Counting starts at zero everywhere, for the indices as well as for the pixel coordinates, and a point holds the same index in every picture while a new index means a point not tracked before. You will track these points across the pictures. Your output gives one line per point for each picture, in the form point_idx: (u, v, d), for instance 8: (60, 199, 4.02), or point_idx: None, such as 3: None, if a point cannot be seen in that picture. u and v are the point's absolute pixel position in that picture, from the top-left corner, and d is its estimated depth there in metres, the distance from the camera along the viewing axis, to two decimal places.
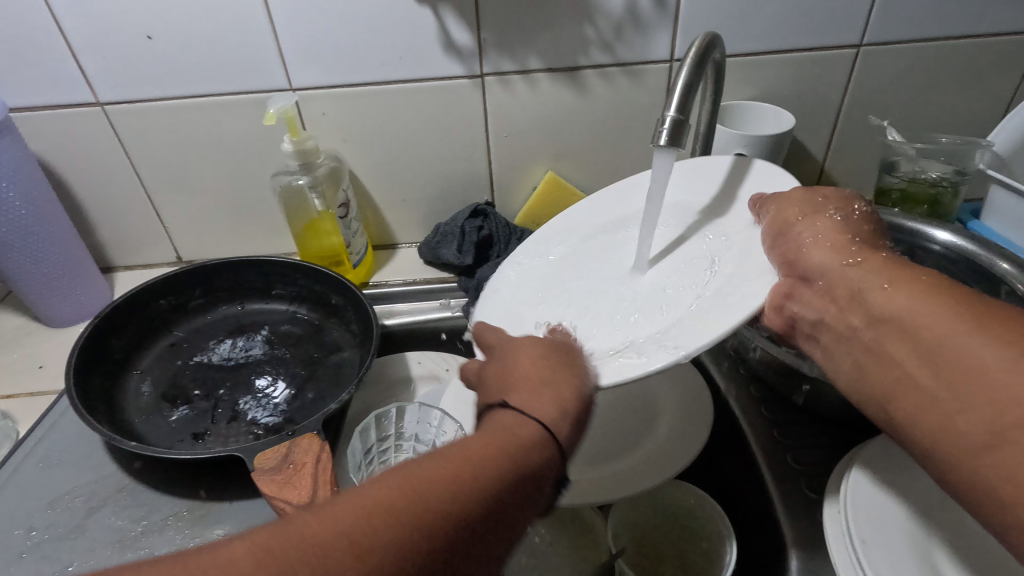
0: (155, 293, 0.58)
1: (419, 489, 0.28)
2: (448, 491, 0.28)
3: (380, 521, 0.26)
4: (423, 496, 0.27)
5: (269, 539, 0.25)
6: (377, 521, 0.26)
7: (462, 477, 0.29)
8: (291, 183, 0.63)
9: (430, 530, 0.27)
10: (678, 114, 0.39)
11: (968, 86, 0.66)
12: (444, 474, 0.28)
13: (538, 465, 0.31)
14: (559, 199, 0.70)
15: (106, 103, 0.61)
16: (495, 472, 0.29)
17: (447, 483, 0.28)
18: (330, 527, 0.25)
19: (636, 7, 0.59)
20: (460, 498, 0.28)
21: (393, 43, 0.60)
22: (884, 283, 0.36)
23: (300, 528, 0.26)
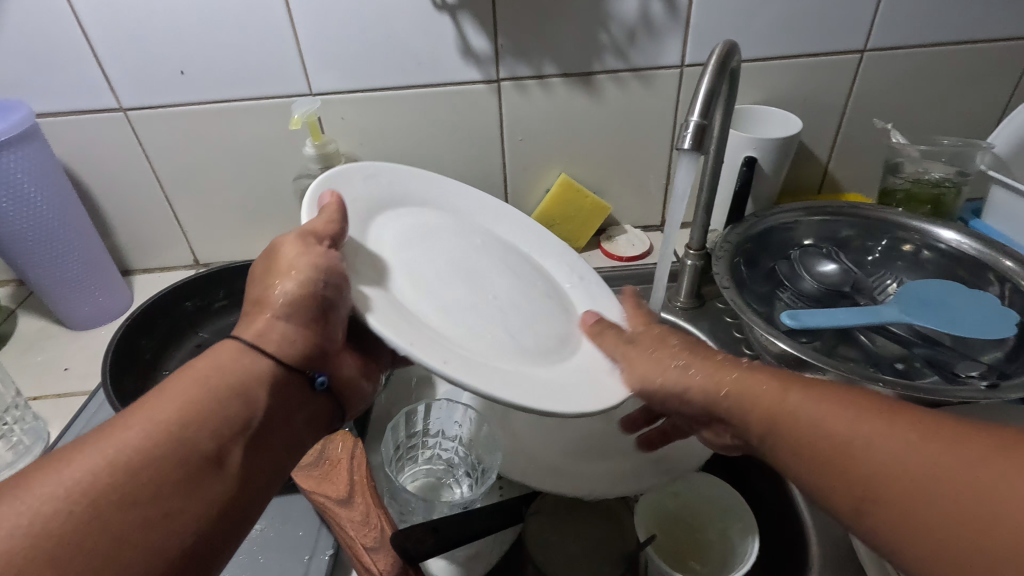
0: (181, 294, 0.59)
1: (182, 424, 0.30)
2: (122, 471, 0.28)
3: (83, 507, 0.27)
4: (115, 453, 0.28)
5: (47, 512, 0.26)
6: (67, 508, 0.27)
7: (199, 417, 0.31)
8: (312, 186, 0.65)
9: (159, 466, 0.29)
10: (701, 119, 0.40)
11: (966, 89, 0.68)
12: (117, 453, 0.28)
13: (211, 448, 0.31)
14: (572, 201, 0.71)
15: (129, 108, 0.62)
16: (201, 404, 0.32)
17: (151, 425, 0.30)
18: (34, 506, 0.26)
19: (648, 14, 0.61)
20: (179, 435, 0.30)
21: (412, 49, 0.61)
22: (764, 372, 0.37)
23: (54, 479, 0.27)
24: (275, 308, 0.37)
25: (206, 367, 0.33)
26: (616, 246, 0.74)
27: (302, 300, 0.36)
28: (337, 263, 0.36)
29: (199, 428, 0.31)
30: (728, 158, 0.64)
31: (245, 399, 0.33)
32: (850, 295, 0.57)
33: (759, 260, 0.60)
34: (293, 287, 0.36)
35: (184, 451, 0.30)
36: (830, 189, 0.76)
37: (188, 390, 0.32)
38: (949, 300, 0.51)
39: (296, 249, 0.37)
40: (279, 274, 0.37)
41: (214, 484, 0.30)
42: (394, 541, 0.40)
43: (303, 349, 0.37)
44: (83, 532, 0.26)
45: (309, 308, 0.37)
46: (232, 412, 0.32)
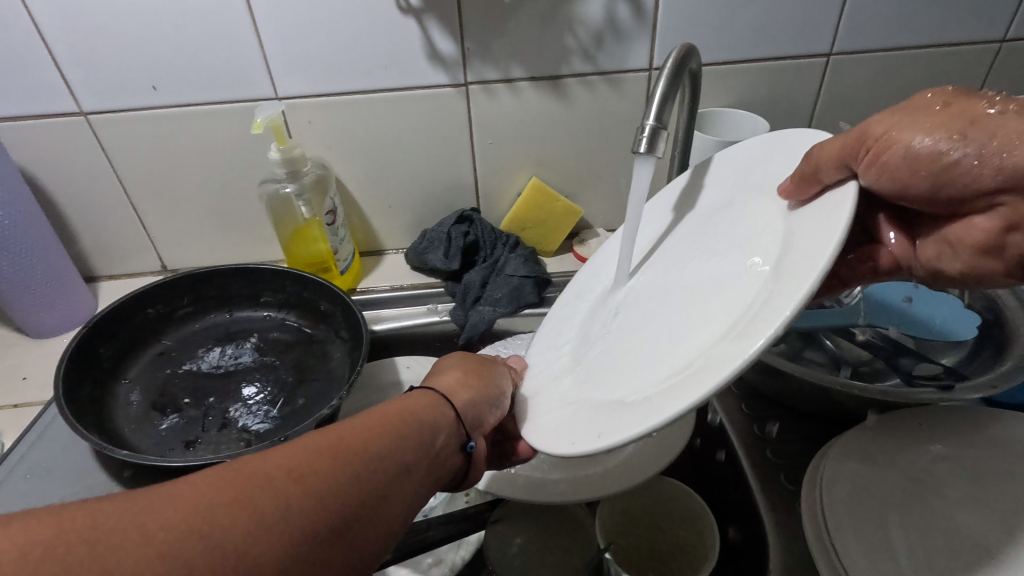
0: (143, 301, 0.58)
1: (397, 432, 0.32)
2: (342, 470, 0.28)
3: (310, 496, 0.26)
4: (339, 446, 0.29)
5: (273, 478, 0.26)
6: (296, 494, 0.26)
7: (395, 428, 0.32)
8: (278, 191, 0.64)
9: (377, 461, 0.29)
10: (656, 123, 0.40)
11: (931, 93, 0.69)
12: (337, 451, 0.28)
13: (409, 460, 0.31)
14: (543, 205, 0.71)
15: (90, 112, 0.61)
16: (396, 419, 0.32)
17: (372, 424, 0.31)
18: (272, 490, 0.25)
19: (615, 18, 0.61)
20: (391, 438, 0.31)
21: (379, 52, 0.61)
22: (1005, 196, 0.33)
23: (283, 461, 0.27)
24: (457, 388, 0.39)
25: (409, 400, 0.35)
26: (588, 249, 0.74)
27: (481, 397, 0.39)
28: (498, 391, 0.41)
29: (398, 445, 0.31)
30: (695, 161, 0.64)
31: (431, 427, 0.34)
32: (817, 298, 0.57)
33: None
34: (481, 388, 0.40)
35: (390, 451, 0.30)
36: None
37: (387, 414, 0.32)
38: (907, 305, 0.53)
39: (467, 372, 0.41)
40: (474, 373, 0.41)
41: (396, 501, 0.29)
42: None
43: (472, 418, 0.38)
44: (316, 523, 0.26)
45: (488, 400, 0.40)
46: (424, 440, 0.33)
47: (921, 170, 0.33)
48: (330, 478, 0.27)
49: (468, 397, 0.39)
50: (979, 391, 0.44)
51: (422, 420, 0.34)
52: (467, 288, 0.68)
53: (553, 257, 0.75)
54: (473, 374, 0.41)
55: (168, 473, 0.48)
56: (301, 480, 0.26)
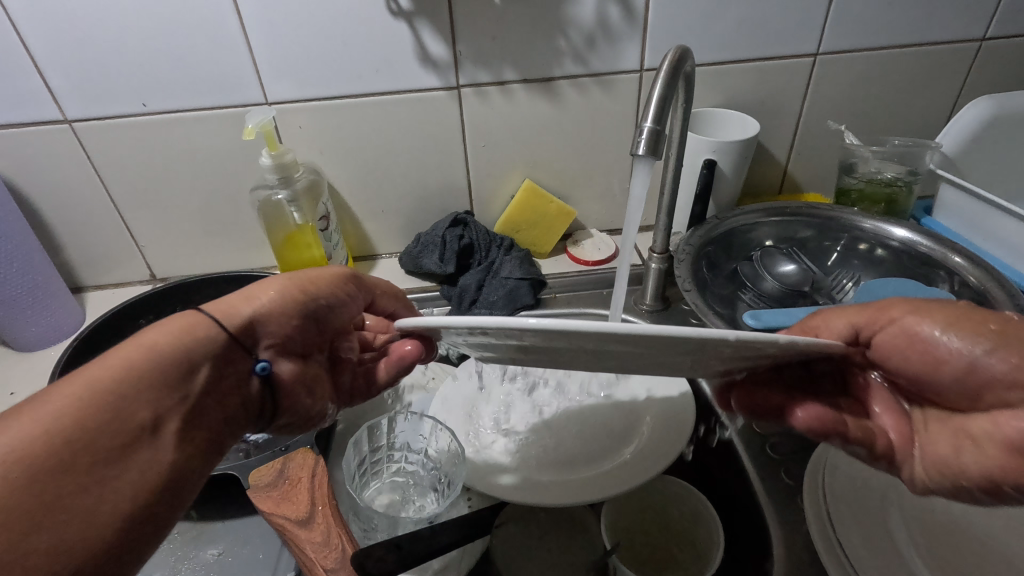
0: (134, 312, 0.57)
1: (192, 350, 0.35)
2: (54, 432, 0.28)
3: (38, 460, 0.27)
4: (70, 410, 0.29)
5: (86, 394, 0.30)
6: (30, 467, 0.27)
7: (193, 347, 0.35)
8: (270, 197, 0.63)
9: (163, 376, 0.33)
10: (655, 124, 0.40)
11: (915, 91, 0.70)
12: (54, 415, 0.29)
13: (150, 416, 0.31)
14: (537, 206, 0.71)
15: (74, 119, 0.60)
16: (181, 340, 0.35)
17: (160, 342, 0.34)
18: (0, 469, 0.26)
19: (605, 19, 0.61)
20: (183, 357, 0.34)
21: (370, 56, 0.60)
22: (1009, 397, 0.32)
23: (22, 433, 0.28)
24: (255, 303, 0.39)
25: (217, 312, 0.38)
26: (582, 250, 0.74)
27: (281, 313, 0.40)
28: (300, 307, 0.41)
29: (140, 387, 0.32)
30: (688, 160, 0.64)
31: (208, 347, 0.36)
32: (810, 294, 0.58)
33: (720, 262, 0.61)
34: (286, 300, 0.40)
35: (180, 364, 0.34)
36: (790, 190, 0.77)
37: (126, 355, 0.33)
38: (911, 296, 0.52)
39: (286, 282, 0.41)
40: (270, 285, 0.40)
41: (153, 449, 0.31)
42: (355, 562, 0.38)
43: (273, 338, 0.40)
44: (39, 497, 0.27)
45: (291, 318, 0.40)
46: (173, 372, 0.33)
47: (911, 344, 0.36)
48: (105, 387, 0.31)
49: (252, 315, 0.39)
50: None
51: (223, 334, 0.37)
52: (463, 291, 0.68)
53: (548, 258, 0.75)
54: (310, 278, 0.42)
55: None
56: (58, 453, 0.28)
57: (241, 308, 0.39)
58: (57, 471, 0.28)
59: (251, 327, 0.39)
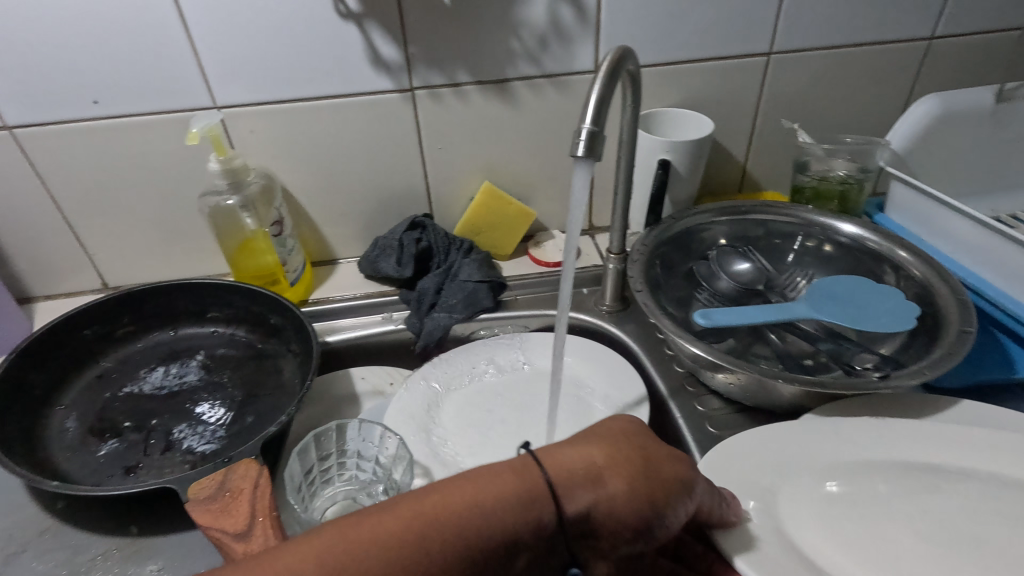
0: (77, 323, 0.55)
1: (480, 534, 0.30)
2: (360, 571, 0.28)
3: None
4: (429, 536, 0.29)
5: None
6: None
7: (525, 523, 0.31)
8: (220, 203, 0.62)
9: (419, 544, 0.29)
10: (593, 126, 0.40)
11: (867, 90, 0.71)
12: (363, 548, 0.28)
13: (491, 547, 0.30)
14: (496, 208, 0.70)
15: (15, 126, 0.58)
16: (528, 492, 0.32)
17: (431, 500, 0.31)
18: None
19: (558, 20, 0.61)
20: (409, 547, 0.29)
21: (320, 59, 0.59)
22: None
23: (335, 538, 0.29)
24: (580, 490, 0.33)
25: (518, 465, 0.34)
26: (543, 251, 0.74)
27: (615, 508, 0.33)
28: (669, 488, 0.35)
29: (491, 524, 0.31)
30: (643, 160, 0.64)
31: (538, 533, 0.32)
32: (763, 292, 0.58)
33: (675, 262, 0.60)
34: (631, 488, 0.34)
35: (461, 552, 0.30)
36: (750, 188, 0.78)
37: (452, 494, 0.31)
38: (859, 292, 0.52)
39: (605, 452, 0.35)
40: (615, 461, 0.35)
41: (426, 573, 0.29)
42: None
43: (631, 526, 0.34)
44: None
45: (621, 512, 0.33)
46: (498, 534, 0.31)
47: None
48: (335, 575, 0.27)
49: (587, 497, 0.33)
50: (914, 376, 0.44)
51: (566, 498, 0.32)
52: (422, 295, 0.67)
53: (509, 260, 0.75)
54: (585, 438, 0.37)
55: (104, 501, 0.45)
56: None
57: (563, 454, 0.35)
58: None
59: (587, 520, 0.33)
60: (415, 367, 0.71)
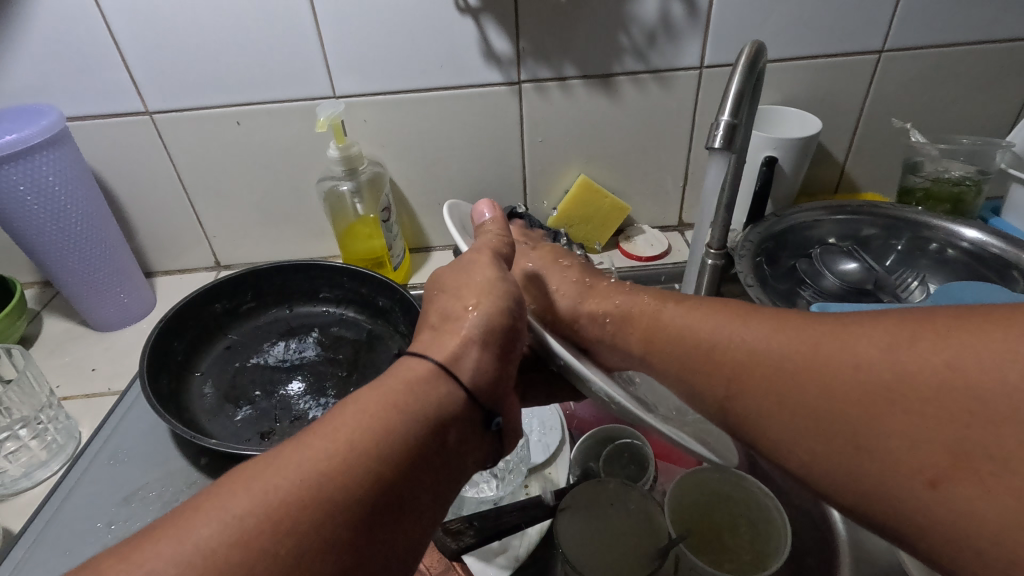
0: (210, 297, 0.60)
1: (782, 349, 0.35)
2: (351, 452, 0.28)
3: (318, 479, 0.27)
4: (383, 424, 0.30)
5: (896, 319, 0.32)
6: (310, 480, 0.27)
7: (767, 382, 0.35)
8: (335, 187, 0.65)
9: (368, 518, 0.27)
10: (731, 119, 0.41)
11: (982, 90, 0.68)
12: (348, 443, 0.28)
13: (409, 465, 0.29)
14: (591, 201, 0.72)
15: (155, 111, 0.63)
16: (388, 423, 0.29)
17: (331, 474, 0.27)
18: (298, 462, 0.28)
19: (668, 16, 0.61)
20: (372, 447, 0.28)
21: (436, 51, 0.62)
22: (853, 373, 0.32)
23: (355, 422, 0.29)
24: (468, 329, 0.36)
25: (380, 407, 0.30)
26: (634, 246, 0.75)
27: (494, 323, 0.37)
28: (500, 321, 0.37)
29: (389, 444, 0.29)
30: (748, 157, 0.64)
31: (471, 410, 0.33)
32: (873, 292, 0.57)
33: (780, 258, 0.60)
34: (487, 310, 0.37)
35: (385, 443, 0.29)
36: (847, 189, 0.76)
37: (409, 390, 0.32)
38: (987, 298, 0.50)
39: (485, 279, 0.39)
40: (473, 295, 0.38)
41: (406, 526, 0.29)
42: (437, 537, 0.43)
43: (489, 386, 0.35)
44: (353, 502, 0.27)
45: (498, 334, 0.37)
46: (422, 419, 0.30)
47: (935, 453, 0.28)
48: (318, 491, 0.27)
49: (474, 354, 0.35)
50: None
51: (778, 431, 0.35)
52: None
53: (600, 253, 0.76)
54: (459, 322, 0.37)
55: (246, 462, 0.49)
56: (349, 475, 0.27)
57: (464, 360, 0.34)
58: (341, 510, 0.27)
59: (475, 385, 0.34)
60: None
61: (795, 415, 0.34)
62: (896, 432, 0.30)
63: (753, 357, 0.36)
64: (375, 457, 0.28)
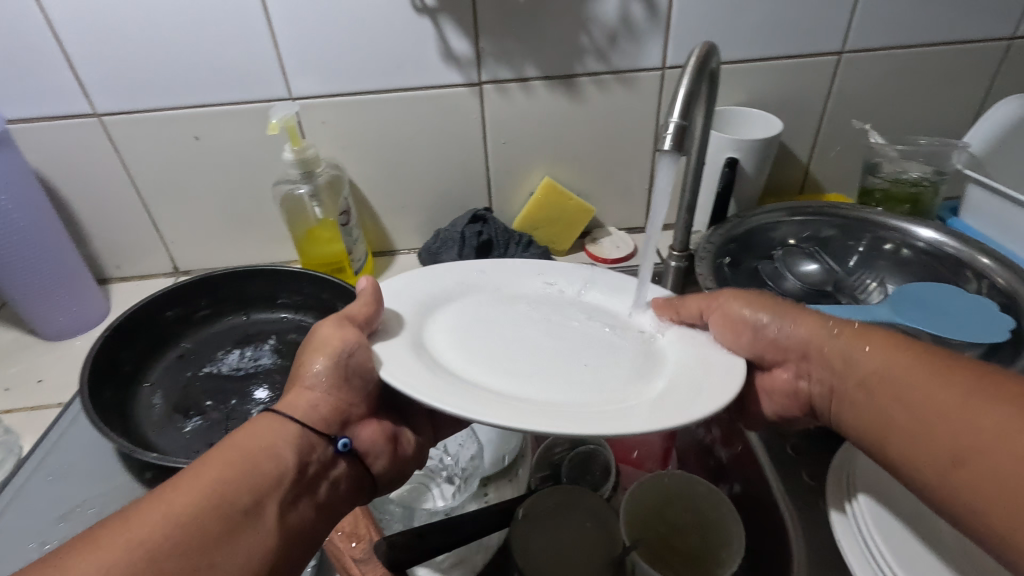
0: (161, 304, 0.58)
1: (915, 377, 0.35)
2: (205, 491, 0.30)
3: (170, 523, 0.28)
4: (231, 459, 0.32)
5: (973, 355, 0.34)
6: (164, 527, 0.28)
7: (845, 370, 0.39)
8: (292, 192, 0.64)
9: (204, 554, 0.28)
10: (681, 120, 0.40)
11: (941, 91, 0.69)
12: (204, 485, 0.30)
13: (260, 490, 0.32)
14: (555, 203, 0.71)
15: (104, 114, 0.61)
16: (235, 465, 0.32)
17: (152, 540, 0.27)
18: (156, 513, 0.28)
19: (628, 17, 0.61)
20: (223, 480, 0.31)
21: (394, 52, 0.61)
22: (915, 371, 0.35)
23: (204, 467, 0.31)
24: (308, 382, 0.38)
25: (226, 449, 0.32)
26: (600, 248, 0.74)
27: (335, 371, 0.37)
28: (349, 371, 0.38)
29: (242, 475, 0.32)
30: (710, 158, 0.64)
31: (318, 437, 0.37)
32: (832, 293, 0.58)
33: (741, 260, 0.60)
34: (328, 360, 0.37)
35: (237, 474, 0.31)
36: (812, 190, 0.76)
37: (248, 432, 0.34)
38: (945, 300, 0.51)
39: (331, 331, 0.38)
40: (315, 352, 0.38)
41: (260, 539, 0.31)
42: (379, 549, 0.41)
43: (334, 416, 0.38)
44: (212, 536, 0.29)
45: (338, 376, 0.38)
46: (265, 451, 0.33)
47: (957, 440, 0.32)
48: (173, 534, 0.28)
49: (316, 395, 0.37)
50: None
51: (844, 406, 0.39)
52: None
53: (566, 256, 0.75)
54: (294, 370, 0.39)
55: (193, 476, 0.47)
56: (204, 509, 0.29)
57: (307, 397, 0.37)
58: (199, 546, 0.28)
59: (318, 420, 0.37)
60: None
61: (896, 421, 0.35)
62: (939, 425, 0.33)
63: (879, 373, 0.37)
64: (234, 485, 0.31)
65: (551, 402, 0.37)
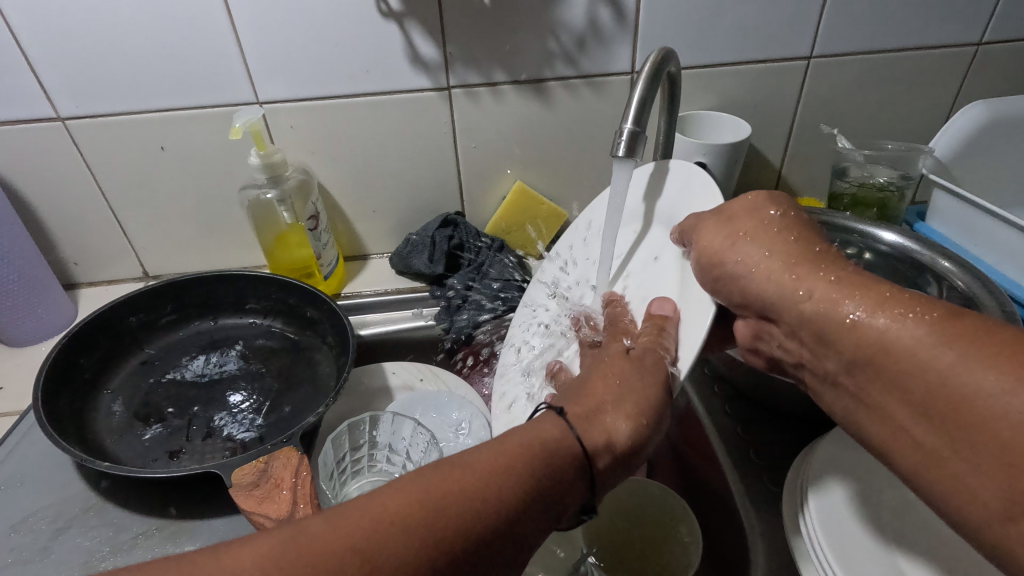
0: (124, 310, 0.57)
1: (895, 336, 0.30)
2: (419, 522, 0.29)
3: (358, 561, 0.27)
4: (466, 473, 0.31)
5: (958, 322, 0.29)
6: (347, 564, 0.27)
7: (824, 325, 0.33)
8: (259, 197, 0.63)
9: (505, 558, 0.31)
10: (634, 126, 0.41)
11: (909, 97, 0.69)
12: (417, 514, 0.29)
13: (531, 505, 0.31)
14: (527, 207, 0.71)
15: (67, 118, 0.61)
16: (487, 483, 0.31)
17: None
18: (327, 536, 0.28)
19: (596, 22, 0.61)
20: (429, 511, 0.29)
21: (362, 56, 0.60)
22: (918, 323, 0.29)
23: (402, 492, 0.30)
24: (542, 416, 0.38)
25: (514, 456, 0.32)
26: None
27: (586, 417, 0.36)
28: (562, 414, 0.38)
29: (509, 484, 0.31)
30: (678, 163, 0.64)
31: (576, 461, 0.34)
32: None
33: None
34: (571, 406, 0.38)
35: (471, 504, 0.30)
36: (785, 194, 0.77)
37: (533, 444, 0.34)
38: None
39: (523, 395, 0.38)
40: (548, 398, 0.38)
41: (485, 561, 0.30)
42: None
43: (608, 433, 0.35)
44: (419, 569, 0.28)
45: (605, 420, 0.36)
46: (555, 462, 0.33)
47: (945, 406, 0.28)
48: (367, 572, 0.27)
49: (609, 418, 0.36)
50: None
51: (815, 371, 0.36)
52: (452, 292, 0.68)
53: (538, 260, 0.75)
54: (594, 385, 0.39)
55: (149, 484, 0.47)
56: (413, 530, 0.28)
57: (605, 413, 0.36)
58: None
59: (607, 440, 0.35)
60: (442, 364, 0.72)
61: (877, 389, 0.31)
62: (937, 395, 0.28)
63: (871, 348, 0.31)
64: (465, 507, 0.30)
65: (580, 378, 0.41)
